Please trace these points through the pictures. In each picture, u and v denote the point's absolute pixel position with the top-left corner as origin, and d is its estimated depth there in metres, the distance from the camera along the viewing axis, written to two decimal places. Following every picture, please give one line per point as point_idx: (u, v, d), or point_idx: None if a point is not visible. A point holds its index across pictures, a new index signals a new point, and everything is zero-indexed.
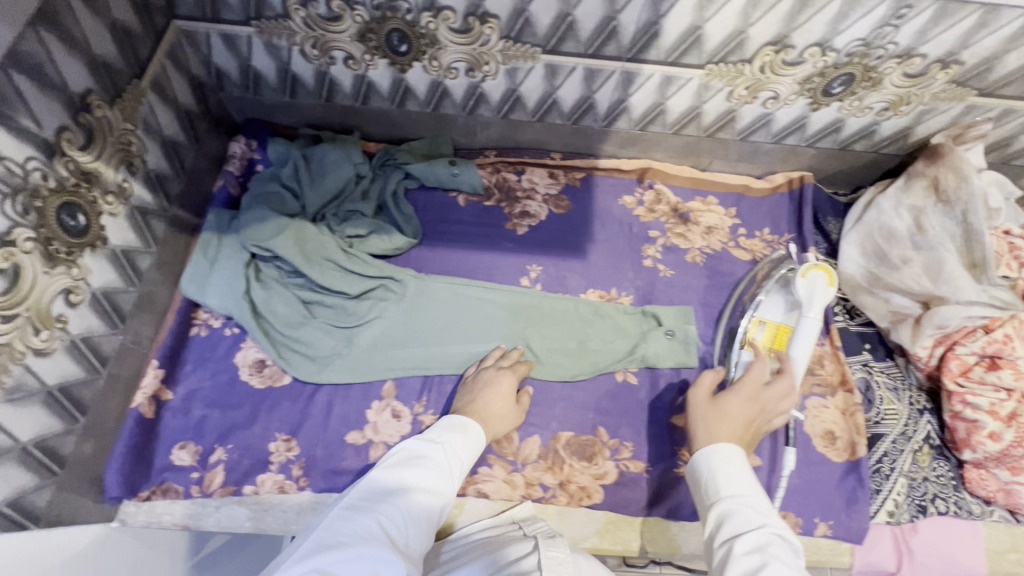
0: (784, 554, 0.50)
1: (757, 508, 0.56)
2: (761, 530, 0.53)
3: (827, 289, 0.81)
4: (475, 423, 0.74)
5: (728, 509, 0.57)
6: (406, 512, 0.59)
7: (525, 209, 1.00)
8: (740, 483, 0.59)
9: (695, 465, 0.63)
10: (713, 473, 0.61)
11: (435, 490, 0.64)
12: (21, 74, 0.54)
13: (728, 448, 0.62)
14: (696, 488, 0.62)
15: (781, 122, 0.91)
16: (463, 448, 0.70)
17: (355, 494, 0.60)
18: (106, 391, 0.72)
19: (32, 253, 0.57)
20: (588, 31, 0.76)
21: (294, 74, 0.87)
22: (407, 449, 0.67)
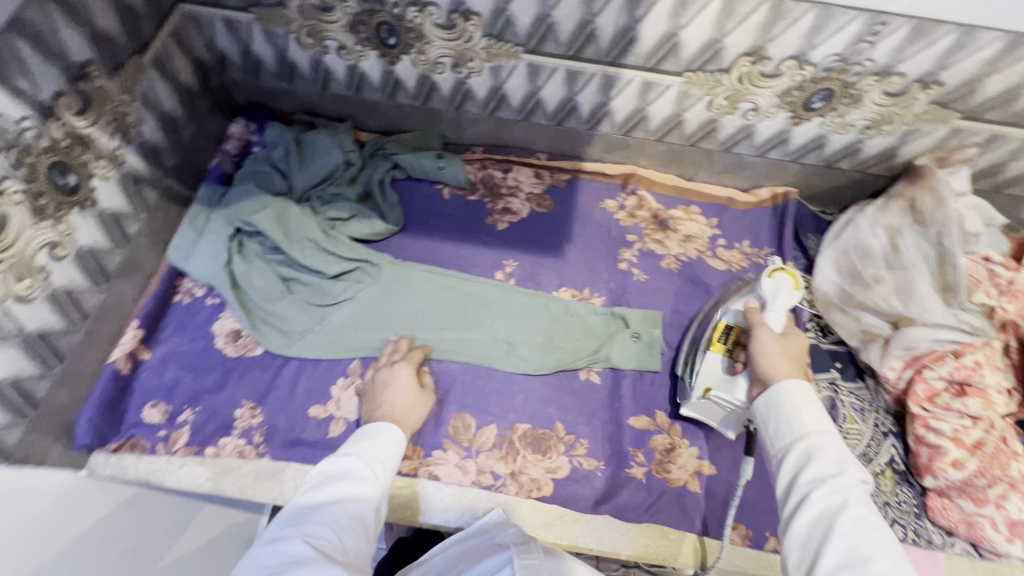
0: (863, 499, 0.51)
1: (841, 447, 0.55)
2: (847, 479, 0.52)
3: (795, 292, 0.74)
4: (389, 425, 0.72)
5: (810, 447, 0.55)
6: (331, 519, 0.56)
7: (507, 206, 1.03)
8: (821, 417, 0.57)
9: (774, 398, 0.60)
10: (792, 406, 0.59)
11: (364, 494, 0.61)
12: (23, 40, 0.59)
13: (804, 383, 0.60)
14: (771, 419, 0.60)
15: (762, 135, 0.92)
16: (380, 454, 0.67)
17: (276, 525, 0.56)
18: (85, 343, 0.76)
19: (21, 205, 0.62)
20: (567, 32, 0.78)
21: (291, 61, 0.91)
22: (321, 471, 0.63)
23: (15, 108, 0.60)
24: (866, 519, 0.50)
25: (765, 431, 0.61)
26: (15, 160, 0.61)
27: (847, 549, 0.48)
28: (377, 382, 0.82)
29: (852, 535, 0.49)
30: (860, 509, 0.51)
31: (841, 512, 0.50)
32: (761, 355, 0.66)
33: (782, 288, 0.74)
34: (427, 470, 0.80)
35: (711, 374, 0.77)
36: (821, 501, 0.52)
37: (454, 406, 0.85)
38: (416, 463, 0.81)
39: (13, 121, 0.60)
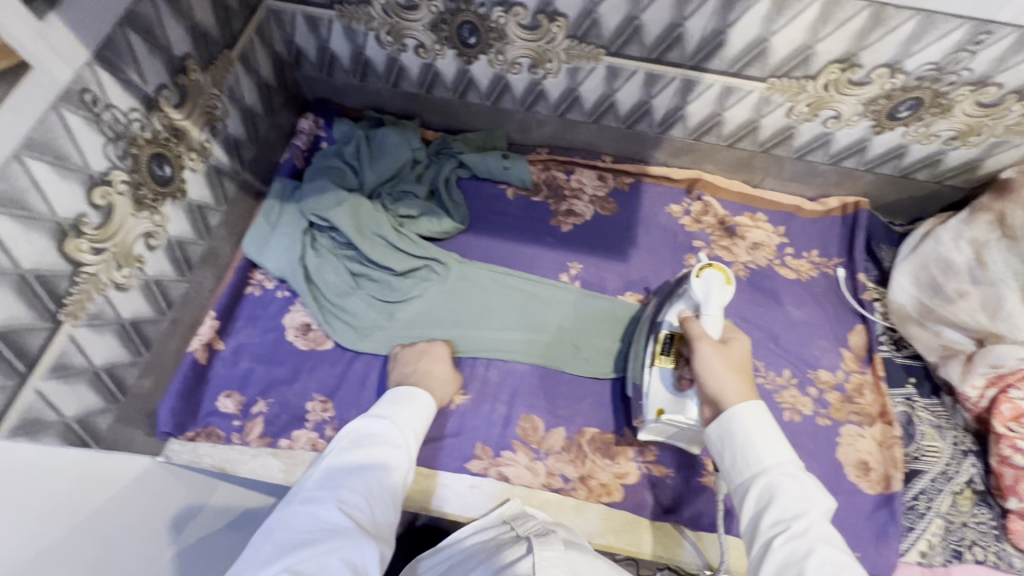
0: (825, 534, 0.53)
1: (800, 480, 0.57)
2: (810, 516, 0.54)
3: (726, 287, 0.74)
4: (423, 392, 0.75)
5: (770, 482, 0.57)
6: (365, 489, 0.61)
7: (571, 208, 1.02)
8: (780, 448, 0.59)
9: (728, 426, 0.62)
10: (748, 439, 0.60)
11: (394, 462, 0.65)
12: (135, 34, 0.60)
13: (752, 406, 0.62)
14: (729, 451, 0.62)
15: (840, 144, 0.90)
16: (414, 420, 0.71)
17: (310, 486, 0.61)
18: (169, 332, 0.77)
19: (124, 195, 0.63)
20: (653, 36, 0.77)
21: (366, 58, 0.92)
22: (356, 431, 0.67)
23: (125, 99, 0.61)
24: (835, 559, 0.51)
25: (724, 466, 0.62)
26: (122, 151, 0.62)
27: None
28: (411, 351, 0.83)
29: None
30: (828, 548, 0.52)
31: (807, 554, 0.52)
32: (708, 374, 0.67)
33: (714, 284, 0.74)
34: (497, 470, 0.81)
35: (663, 394, 0.76)
36: (785, 546, 0.53)
37: (523, 407, 0.85)
38: (487, 462, 0.81)
39: (123, 113, 0.61)
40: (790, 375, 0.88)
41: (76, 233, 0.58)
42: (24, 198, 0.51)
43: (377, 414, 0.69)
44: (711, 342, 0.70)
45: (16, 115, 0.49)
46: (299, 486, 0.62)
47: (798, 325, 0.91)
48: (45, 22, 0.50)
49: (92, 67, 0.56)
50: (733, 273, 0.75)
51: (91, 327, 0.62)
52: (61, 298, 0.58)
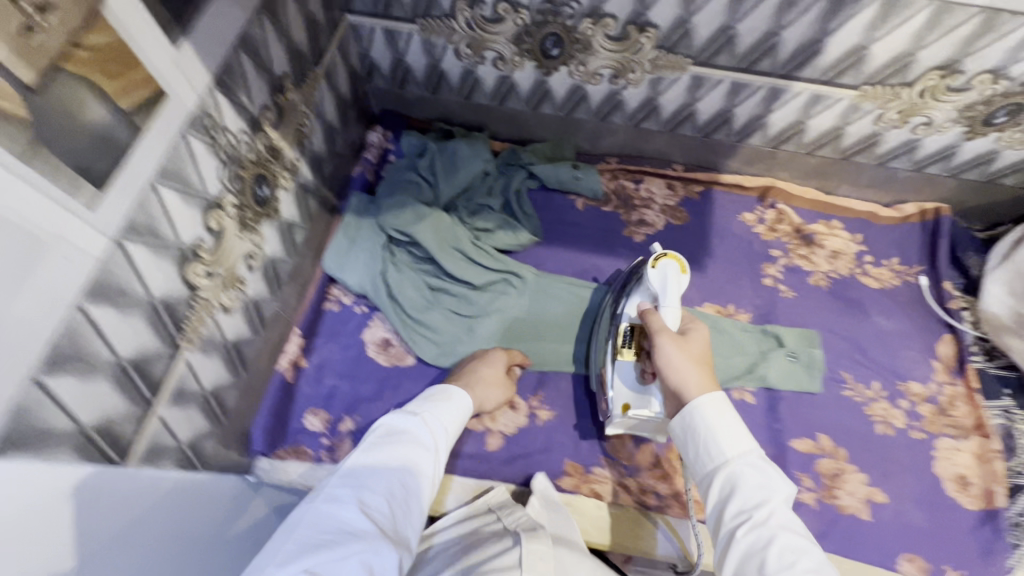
0: (789, 523, 0.53)
1: (759, 468, 0.56)
2: (772, 506, 0.53)
3: (682, 276, 0.73)
4: (459, 390, 0.73)
5: (732, 472, 0.57)
6: (383, 488, 0.56)
7: (642, 218, 1.01)
8: (740, 437, 0.58)
9: (688, 418, 0.61)
10: (706, 429, 0.59)
11: (421, 463, 0.61)
12: (246, 56, 0.60)
13: (714, 396, 0.61)
14: (689, 440, 0.61)
15: (927, 149, 0.88)
16: (446, 419, 0.67)
17: (335, 481, 0.55)
18: (262, 351, 0.77)
19: (232, 217, 0.63)
20: (746, 45, 0.76)
21: (442, 71, 0.91)
22: (388, 424, 0.63)
23: (236, 122, 0.60)
24: (797, 548, 0.51)
25: (687, 456, 0.62)
26: (232, 174, 0.62)
27: None
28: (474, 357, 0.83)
29: (783, 569, 0.50)
30: (791, 536, 0.52)
31: (768, 545, 0.52)
32: (670, 371, 0.65)
33: (670, 274, 0.72)
34: (589, 487, 0.80)
35: (626, 388, 0.75)
36: (746, 537, 0.53)
37: None
38: (578, 479, 0.80)
39: (235, 136, 0.61)
40: (880, 387, 0.86)
41: (193, 258, 0.57)
42: (156, 226, 0.51)
43: (408, 413, 0.65)
44: (669, 333, 0.68)
45: (151, 143, 0.48)
46: (321, 483, 0.57)
47: (886, 335, 0.89)
48: (179, 50, 0.49)
49: (212, 91, 0.55)
50: (687, 262, 0.73)
51: (203, 352, 0.62)
52: (180, 323, 0.57)
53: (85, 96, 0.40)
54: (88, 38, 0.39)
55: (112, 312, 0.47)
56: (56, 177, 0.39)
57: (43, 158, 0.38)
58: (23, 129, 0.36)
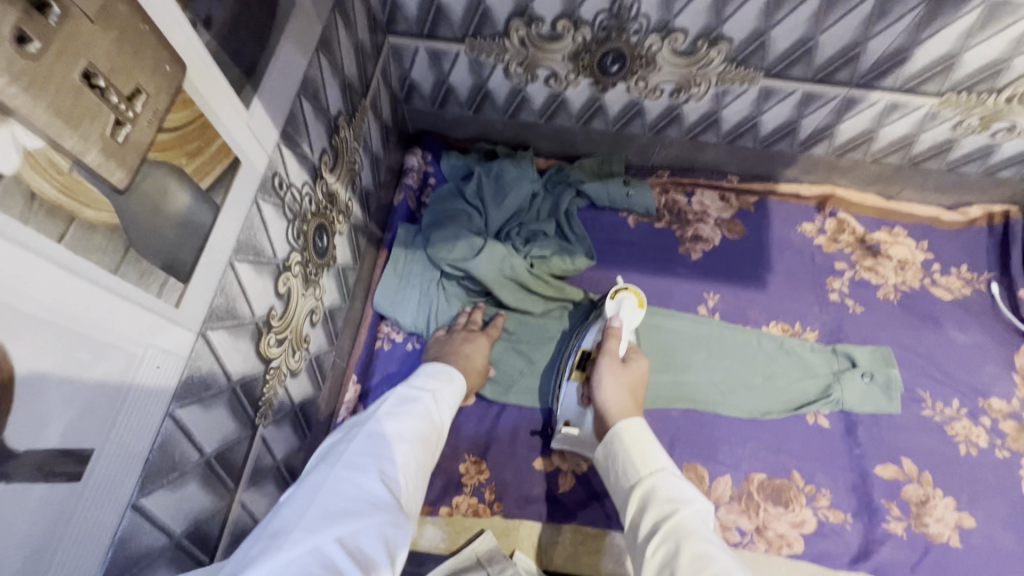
0: (697, 527, 0.52)
1: (672, 482, 0.57)
2: (680, 513, 0.54)
3: (639, 309, 0.78)
4: (460, 372, 0.70)
5: (648, 487, 0.58)
6: (400, 461, 0.53)
7: (698, 233, 0.96)
8: (654, 455, 0.61)
9: (610, 442, 0.64)
10: (622, 452, 0.62)
11: (431, 435, 0.60)
12: (307, 101, 0.54)
13: (632, 422, 0.64)
14: (610, 466, 0.63)
15: (1004, 154, 0.84)
16: (449, 397, 0.66)
17: (351, 449, 0.52)
18: (324, 404, 0.73)
19: (298, 276, 0.58)
20: (826, 56, 0.71)
21: (487, 90, 0.85)
22: (398, 396, 0.62)
23: (300, 174, 0.55)
24: (706, 553, 0.49)
25: (612, 484, 0.63)
26: (298, 230, 0.57)
27: None
28: (458, 335, 0.79)
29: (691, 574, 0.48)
30: (699, 541, 0.51)
31: (678, 550, 0.51)
32: (605, 394, 0.69)
33: (626, 305, 0.78)
34: None
35: (568, 406, 0.77)
36: (660, 548, 0.52)
37: (684, 456, 0.81)
38: None
39: (299, 190, 0.55)
40: (960, 405, 0.83)
41: (266, 329, 0.53)
42: (235, 306, 0.46)
43: (417, 390, 0.64)
44: (611, 359, 0.73)
45: (230, 219, 0.43)
46: (331, 453, 0.53)
47: (961, 350, 0.87)
48: (251, 110, 0.44)
49: (280, 148, 0.50)
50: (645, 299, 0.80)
51: (275, 423, 0.58)
52: (257, 401, 0.53)
53: (171, 185, 0.35)
54: (170, 119, 0.34)
55: (198, 409, 0.43)
56: (147, 281, 0.35)
57: (134, 263, 0.33)
58: (116, 238, 0.32)
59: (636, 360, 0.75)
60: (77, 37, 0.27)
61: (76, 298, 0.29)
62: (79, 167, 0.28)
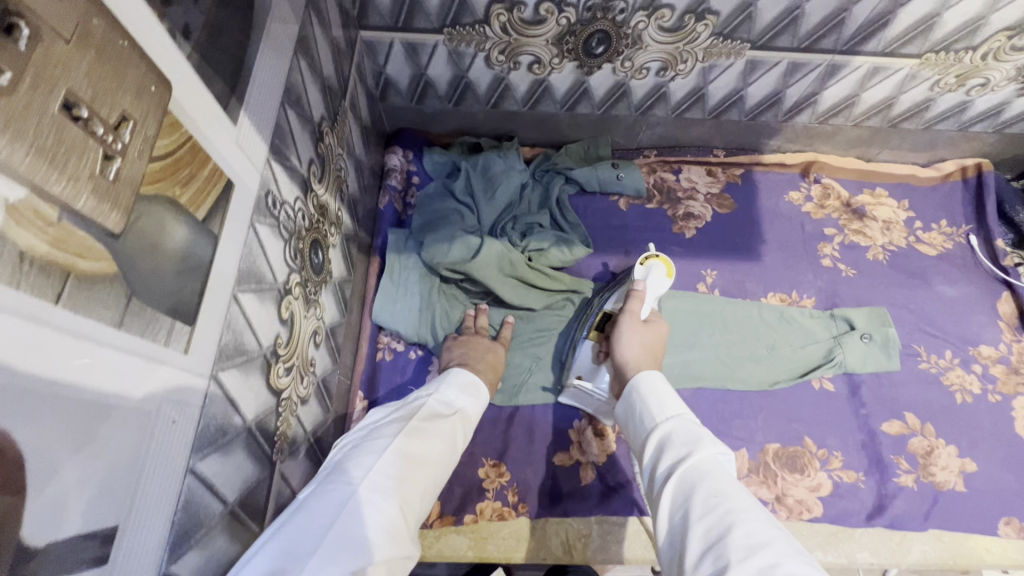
0: (714, 466, 0.49)
1: (689, 427, 0.55)
2: (698, 456, 0.50)
3: (666, 279, 0.77)
4: (485, 386, 0.69)
5: (663, 433, 0.55)
6: (422, 488, 0.51)
7: (689, 210, 0.96)
8: (671, 404, 0.58)
9: (629, 391, 0.63)
10: (640, 403, 0.60)
11: (453, 456, 0.58)
12: (291, 110, 0.50)
13: (651, 372, 0.64)
14: (629, 416, 0.61)
15: (976, 109, 0.88)
16: (476, 414, 0.65)
17: (377, 467, 0.49)
18: (333, 426, 0.70)
19: (298, 299, 0.54)
20: (811, 24, 0.70)
21: (468, 81, 0.81)
22: (426, 410, 0.59)
23: (291, 190, 0.51)
24: (721, 491, 0.46)
25: (632, 435, 0.61)
26: (294, 250, 0.53)
27: (707, 532, 0.44)
28: (470, 338, 0.77)
29: (705, 513, 0.45)
30: (713, 479, 0.47)
31: (692, 489, 0.47)
32: (624, 346, 0.70)
33: (655, 273, 0.77)
34: None
35: (584, 363, 0.78)
36: (674, 489, 0.49)
37: None
38: None
39: (292, 207, 0.51)
40: (953, 355, 0.86)
41: (274, 360, 0.49)
42: (242, 342, 0.42)
43: (445, 406, 0.61)
44: (634, 318, 0.73)
45: (229, 249, 0.39)
46: (353, 464, 0.50)
47: (949, 302, 0.90)
48: (239, 127, 0.40)
49: (270, 164, 0.46)
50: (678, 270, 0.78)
51: (290, 456, 0.55)
52: (272, 438, 0.50)
53: (167, 220, 0.31)
54: (159, 146, 0.30)
55: (217, 458, 0.40)
56: (153, 331, 0.31)
57: (138, 313, 0.30)
58: (116, 289, 0.28)
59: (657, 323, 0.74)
60: (53, 63, 0.22)
61: (80, 364, 0.26)
62: (69, 215, 0.24)
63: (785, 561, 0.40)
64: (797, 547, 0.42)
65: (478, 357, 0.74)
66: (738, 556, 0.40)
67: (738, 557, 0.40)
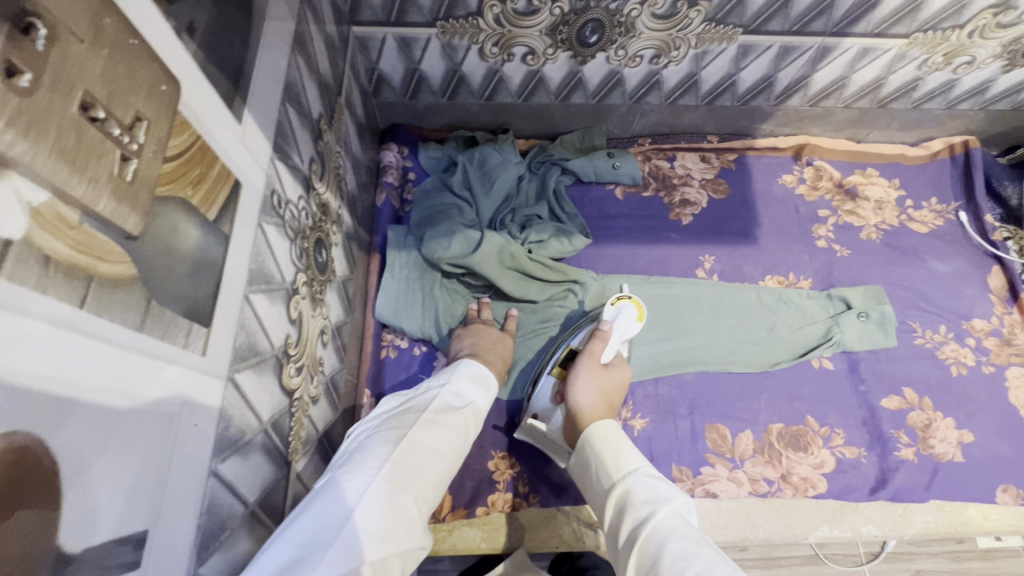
0: (676, 526, 0.50)
1: (647, 483, 0.56)
2: (659, 516, 0.51)
3: (636, 322, 0.77)
4: (494, 377, 0.69)
5: (624, 491, 0.56)
6: (435, 479, 0.52)
7: (685, 197, 0.96)
8: (628, 458, 0.59)
9: (585, 442, 0.63)
10: (596, 459, 0.61)
11: (464, 448, 0.58)
12: (291, 107, 0.50)
13: (605, 423, 0.63)
14: (588, 474, 0.61)
15: (963, 87, 0.89)
16: (486, 406, 0.64)
17: (394, 458, 0.49)
18: (341, 425, 0.70)
19: (305, 298, 0.54)
20: (802, 7, 0.71)
21: (461, 75, 0.81)
22: (439, 402, 0.58)
23: (294, 188, 0.51)
24: (685, 551, 0.47)
25: (594, 499, 0.61)
26: (300, 249, 0.52)
27: None
28: (474, 331, 0.77)
29: None
30: (676, 539, 0.48)
31: (658, 555, 0.48)
32: (580, 391, 0.69)
33: (625, 315, 0.77)
34: (703, 489, 0.78)
35: (541, 400, 0.75)
36: (640, 557, 0.49)
37: (705, 418, 0.83)
38: (690, 483, 0.78)
39: (296, 205, 0.51)
40: (947, 329, 0.88)
41: (286, 360, 0.49)
42: (255, 343, 0.42)
43: (457, 398, 0.61)
44: (592, 361, 0.72)
45: (239, 249, 0.39)
46: (368, 454, 0.50)
47: (941, 278, 0.92)
48: (243, 125, 0.39)
49: (273, 162, 0.45)
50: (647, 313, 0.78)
51: (304, 454, 0.55)
52: (286, 438, 0.50)
53: (181, 220, 0.31)
54: (171, 146, 0.30)
55: (236, 460, 0.39)
56: (172, 334, 0.31)
57: (158, 316, 0.29)
58: (136, 291, 0.27)
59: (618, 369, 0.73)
60: (70, 63, 0.22)
61: (107, 367, 0.25)
62: (90, 218, 0.24)
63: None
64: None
65: (487, 347, 0.74)
66: None
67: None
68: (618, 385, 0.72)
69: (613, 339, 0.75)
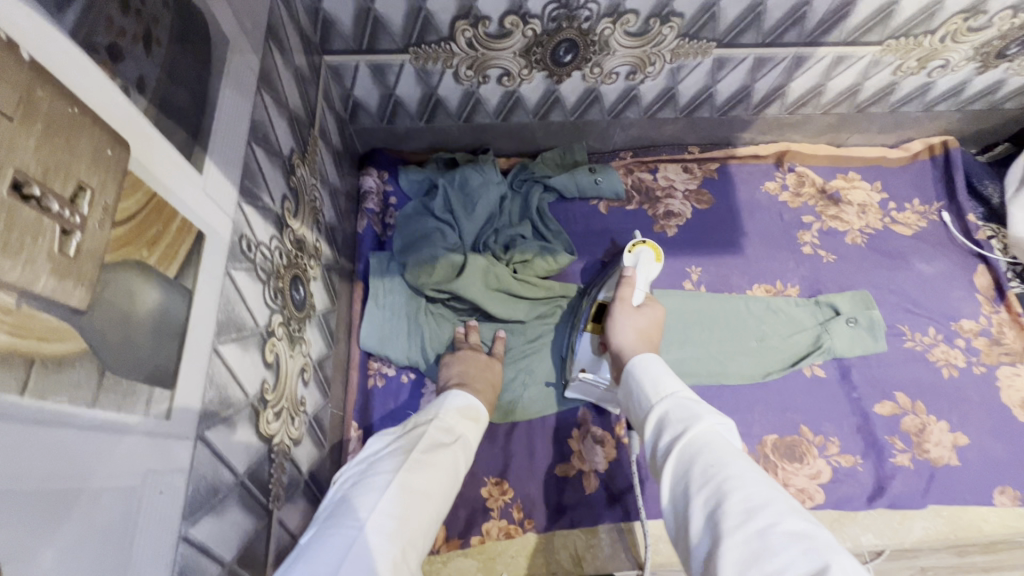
0: (711, 437, 0.48)
1: (684, 400, 0.53)
2: (696, 428, 0.49)
3: (656, 263, 0.77)
4: (484, 408, 0.67)
5: (660, 411, 0.54)
6: (425, 525, 0.50)
7: (669, 208, 0.96)
8: (667, 382, 0.57)
9: (627, 374, 0.62)
10: (636, 384, 0.60)
11: (453, 486, 0.56)
12: (259, 148, 0.49)
13: (646, 355, 0.63)
14: (629, 402, 0.60)
15: (939, 90, 0.90)
16: (475, 437, 0.63)
17: (378, 509, 0.48)
18: (328, 461, 0.68)
19: (282, 339, 0.53)
20: (774, 19, 0.71)
21: (438, 98, 0.80)
22: (428, 438, 0.57)
23: (265, 229, 0.50)
24: (718, 461, 0.45)
25: (634, 417, 0.60)
26: (274, 290, 0.51)
27: (708, 506, 0.43)
28: (461, 355, 0.76)
29: (704, 484, 0.44)
30: (711, 450, 0.46)
31: (690, 462, 0.46)
32: (619, 338, 0.69)
33: (645, 259, 0.76)
34: None
35: (584, 357, 0.76)
36: (673, 465, 0.48)
37: None
38: None
39: (269, 247, 0.50)
40: (936, 331, 0.88)
41: (262, 406, 0.47)
42: (227, 395, 0.41)
43: (446, 433, 0.60)
44: (625, 306, 0.72)
45: (204, 302, 0.38)
46: (354, 507, 0.49)
47: (928, 279, 0.92)
48: (205, 174, 0.38)
49: (241, 207, 0.44)
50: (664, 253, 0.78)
51: (287, 500, 0.54)
52: (266, 487, 0.48)
53: (136, 281, 0.30)
54: (122, 210, 0.29)
55: (210, 519, 0.38)
56: (130, 403, 0.29)
57: (112, 387, 0.28)
58: (87, 368, 0.26)
59: (650, 308, 0.73)
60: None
61: (52, 452, 0.24)
62: (28, 299, 0.23)
63: (784, 519, 0.39)
64: (796, 505, 0.40)
65: (475, 374, 0.73)
66: (735, 523, 0.40)
67: (735, 524, 0.40)
68: (654, 323, 0.72)
69: (640, 282, 0.75)
